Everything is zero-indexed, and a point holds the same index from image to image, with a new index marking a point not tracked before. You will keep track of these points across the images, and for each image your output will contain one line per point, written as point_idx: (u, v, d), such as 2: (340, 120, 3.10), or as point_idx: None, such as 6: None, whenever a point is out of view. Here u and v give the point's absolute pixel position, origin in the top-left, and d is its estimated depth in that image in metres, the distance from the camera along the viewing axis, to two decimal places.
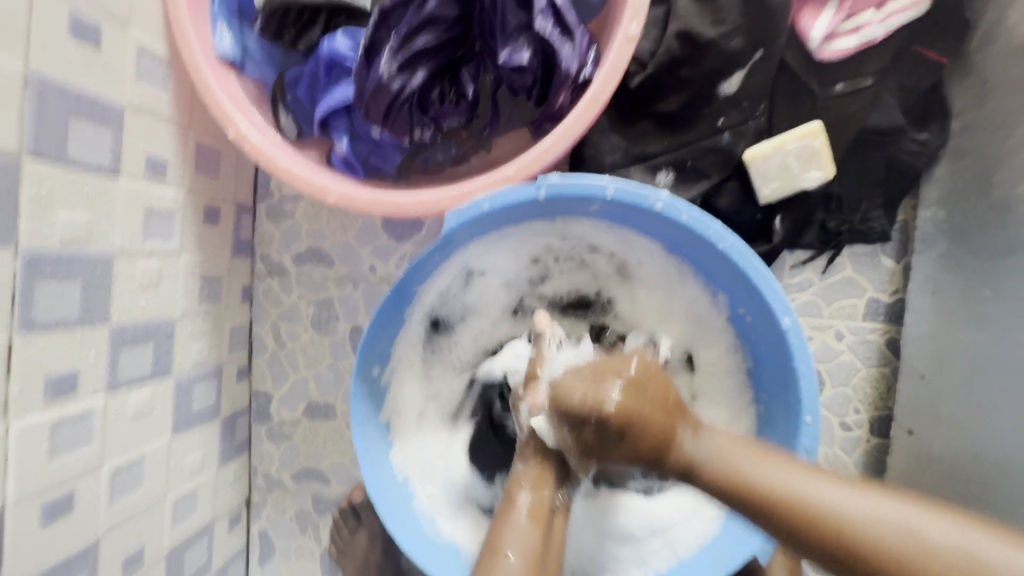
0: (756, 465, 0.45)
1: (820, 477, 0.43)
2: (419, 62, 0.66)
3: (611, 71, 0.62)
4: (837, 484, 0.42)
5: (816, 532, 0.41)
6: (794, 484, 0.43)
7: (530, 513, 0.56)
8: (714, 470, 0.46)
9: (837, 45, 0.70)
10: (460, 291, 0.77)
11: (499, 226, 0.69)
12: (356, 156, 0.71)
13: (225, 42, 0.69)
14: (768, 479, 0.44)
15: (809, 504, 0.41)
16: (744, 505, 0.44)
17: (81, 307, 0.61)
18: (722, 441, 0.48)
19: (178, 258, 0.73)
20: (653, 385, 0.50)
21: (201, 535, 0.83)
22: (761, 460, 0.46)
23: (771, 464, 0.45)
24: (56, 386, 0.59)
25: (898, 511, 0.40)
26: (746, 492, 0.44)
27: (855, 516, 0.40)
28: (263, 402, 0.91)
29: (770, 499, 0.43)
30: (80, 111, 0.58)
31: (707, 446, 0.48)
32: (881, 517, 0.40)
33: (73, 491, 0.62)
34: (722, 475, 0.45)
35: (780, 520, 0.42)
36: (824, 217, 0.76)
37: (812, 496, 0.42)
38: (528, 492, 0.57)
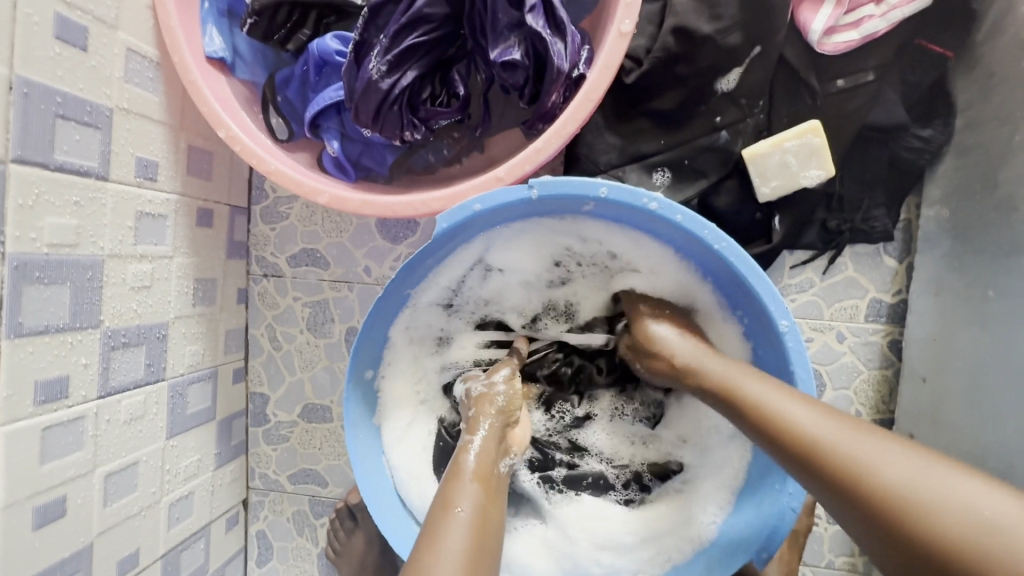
0: (749, 378, 0.54)
1: (816, 410, 0.49)
2: (409, 62, 0.65)
3: (604, 69, 0.60)
4: (832, 417, 0.47)
5: (797, 449, 0.47)
6: (786, 407, 0.50)
7: (477, 472, 0.57)
8: (715, 383, 0.57)
9: (837, 39, 0.68)
10: (478, 284, 0.76)
11: (506, 224, 0.69)
12: (347, 158, 0.71)
13: (215, 43, 0.69)
14: (764, 398, 0.52)
15: (795, 424, 0.48)
16: (738, 413, 0.53)
17: (71, 312, 0.60)
18: (731, 364, 0.57)
19: (171, 261, 0.73)
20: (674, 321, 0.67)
21: (198, 537, 0.83)
22: (763, 383, 0.53)
23: (768, 388, 0.53)
24: (47, 391, 0.59)
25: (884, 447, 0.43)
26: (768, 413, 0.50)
27: (835, 440, 0.45)
28: (259, 403, 0.91)
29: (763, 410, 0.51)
30: (67, 115, 0.58)
31: (720, 364, 0.58)
32: (865, 444, 0.44)
33: (65, 495, 0.62)
34: (724, 384, 0.56)
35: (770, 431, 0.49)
36: (824, 216, 0.75)
37: (799, 417, 0.48)
38: (474, 454, 0.59)
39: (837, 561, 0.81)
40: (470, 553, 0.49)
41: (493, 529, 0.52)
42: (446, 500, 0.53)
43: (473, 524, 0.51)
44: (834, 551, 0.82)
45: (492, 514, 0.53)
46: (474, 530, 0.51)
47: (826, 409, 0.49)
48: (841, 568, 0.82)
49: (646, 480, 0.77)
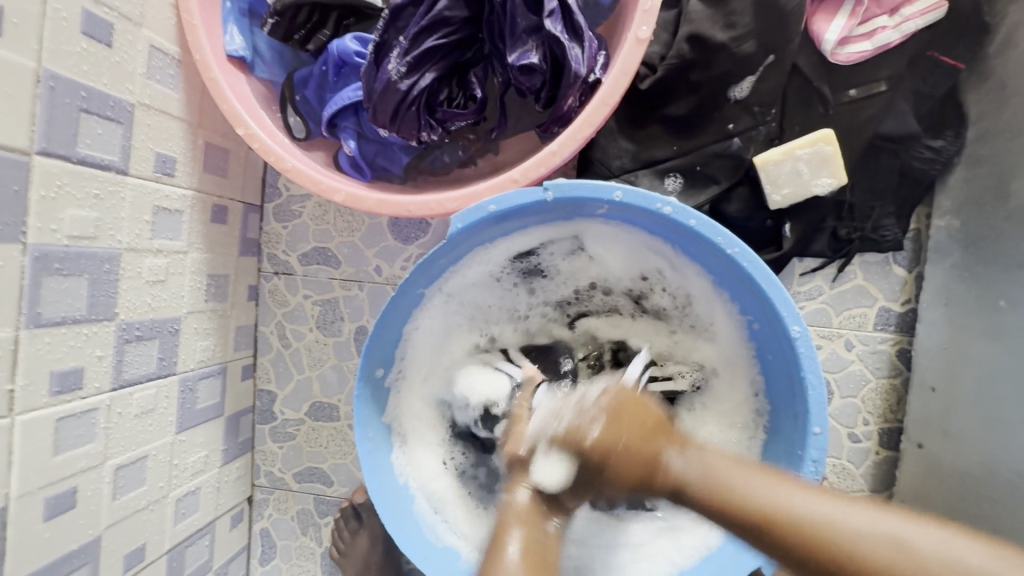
0: (721, 467, 0.46)
1: (819, 494, 0.42)
2: (428, 64, 0.66)
3: (620, 74, 0.61)
4: (844, 501, 0.41)
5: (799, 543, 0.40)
6: (798, 505, 0.41)
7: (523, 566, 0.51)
8: (700, 486, 0.45)
9: (850, 50, 0.69)
10: (560, 259, 0.75)
11: (552, 221, 0.69)
12: (364, 157, 0.72)
13: (236, 42, 0.70)
14: (762, 495, 0.43)
15: (816, 530, 0.40)
16: (705, 504, 0.45)
17: (88, 303, 0.61)
18: (710, 457, 0.47)
19: (185, 256, 0.73)
20: (632, 414, 0.51)
21: (203, 533, 0.83)
22: (757, 475, 0.44)
23: (787, 485, 0.43)
24: (62, 382, 0.59)
25: (894, 525, 0.39)
26: (735, 513, 0.43)
27: (869, 540, 0.39)
28: (267, 400, 0.91)
29: (764, 515, 0.42)
30: (91, 110, 0.58)
31: (693, 454, 0.48)
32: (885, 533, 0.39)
33: (75, 487, 0.62)
34: (710, 485, 0.45)
35: (766, 539, 0.41)
36: (834, 225, 0.76)
37: (810, 511, 0.41)
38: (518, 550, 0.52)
39: None
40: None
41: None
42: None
43: None
44: None
45: None
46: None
47: (831, 493, 0.42)
48: None
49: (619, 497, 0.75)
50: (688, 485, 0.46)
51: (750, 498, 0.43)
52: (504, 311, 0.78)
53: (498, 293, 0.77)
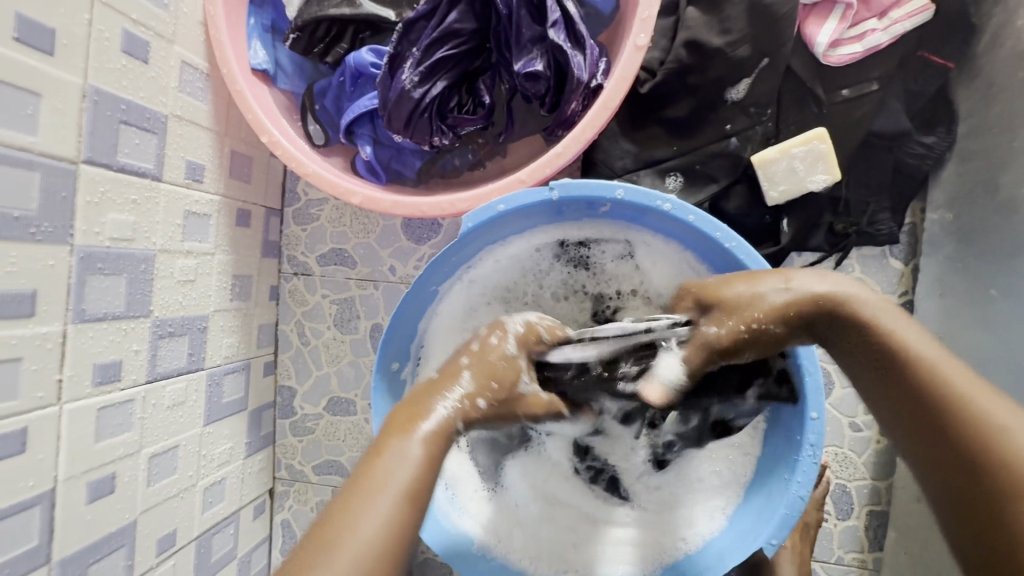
0: (880, 312, 0.51)
1: (957, 369, 0.47)
2: (439, 72, 0.70)
3: (620, 79, 0.65)
4: (993, 391, 0.46)
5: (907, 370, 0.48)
6: (923, 354, 0.48)
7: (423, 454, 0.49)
8: (834, 308, 0.52)
9: (841, 52, 0.72)
10: (609, 260, 0.77)
11: (567, 220, 0.73)
12: (379, 161, 0.76)
13: (259, 56, 0.75)
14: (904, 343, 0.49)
15: (927, 372, 0.47)
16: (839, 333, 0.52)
17: (126, 301, 0.65)
18: (847, 291, 0.53)
19: (212, 257, 0.78)
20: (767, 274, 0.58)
21: (228, 522, 0.87)
22: (895, 319, 0.51)
23: (930, 348, 0.49)
24: (104, 373, 0.64)
25: (1000, 408, 0.45)
26: (858, 326, 0.51)
27: (974, 399, 0.45)
28: (287, 396, 0.95)
29: (897, 352, 0.49)
30: (129, 121, 0.63)
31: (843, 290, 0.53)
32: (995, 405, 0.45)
33: (115, 473, 0.67)
34: (845, 317, 0.52)
35: (892, 372, 0.49)
36: (831, 220, 0.78)
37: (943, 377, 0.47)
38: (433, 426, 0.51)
39: (847, 558, 0.84)
40: (376, 557, 0.43)
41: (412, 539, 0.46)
42: (371, 465, 0.48)
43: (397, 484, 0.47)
44: (843, 547, 0.84)
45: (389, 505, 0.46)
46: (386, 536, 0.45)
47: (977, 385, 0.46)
48: (850, 564, 0.84)
49: (595, 483, 0.78)
50: (833, 319, 0.52)
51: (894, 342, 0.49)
52: (527, 300, 0.79)
53: (521, 281, 0.78)
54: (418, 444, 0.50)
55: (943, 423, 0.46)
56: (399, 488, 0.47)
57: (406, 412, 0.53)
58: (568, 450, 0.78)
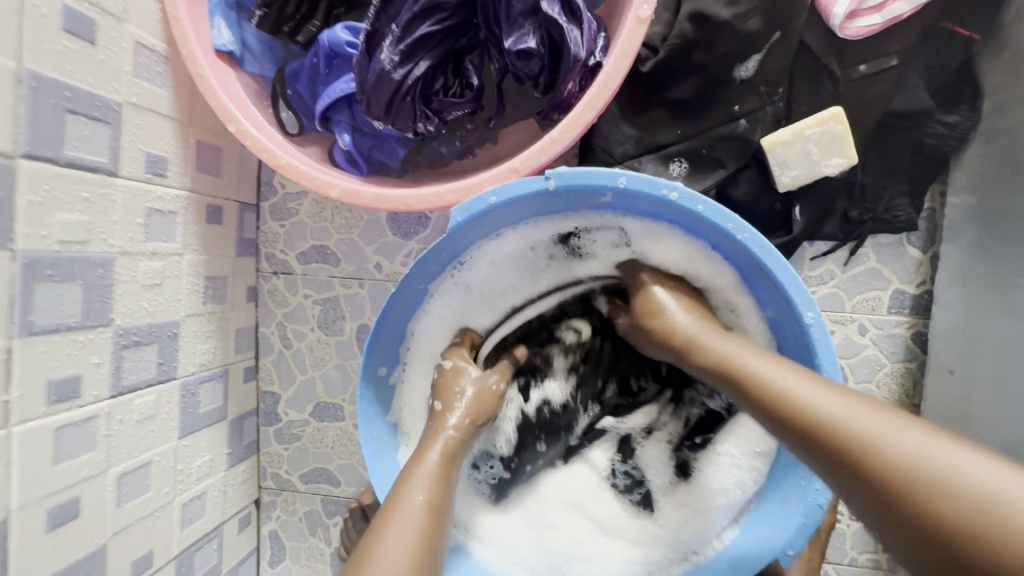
0: (769, 364, 0.51)
1: (847, 399, 0.45)
2: (422, 52, 0.64)
3: (621, 55, 0.59)
4: (895, 417, 0.43)
5: (797, 414, 0.47)
6: (813, 396, 0.47)
7: (433, 474, 0.57)
8: (723, 363, 0.55)
9: (859, 23, 0.66)
10: (602, 249, 0.71)
11: (563, 210, 0.67)
12: (359, 151, 0.69)
13: (224, 36, 0.68)
14: (793, 387, 0.48)
15: (816, 412, 0.46)
16: (740, 389, 0.52)
17: (82, 310, 0.60)
18: (740, 346, 0.55)
19: (181, 258, 0.72)
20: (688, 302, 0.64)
21: (211, 538, 0.82)
22: (782, 367, 0.51)
23: (821, 389, 0.47)
24: (59, 390, 0.58)
25: (894, 426, 0.42)
26: (749, 378, 0.52)
27: (867, 427, 0.42)
28: (271, 402, 0.90)
29: (785, 398, 0.48)
30: (76, 110, 0.57)
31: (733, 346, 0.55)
32: (882, 428, 0.42)
33: (78, 497, 0.61)
34: (731, 367, 0.54)
35: (785, 419, 0.48)
36: (846, 206, 0.73)
37: (832, 409, 0.45)
38: (436, 455, 0.59)
39: (861, 558, 0.81)
40: (416, 551, 0.50)
41: (437, 544, 0.52)
42: (399, 490, 0.55)
43: (423, 508, 0.53)
44: (856, 547, 0.81)
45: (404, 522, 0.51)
46: (420, 532, 0.51)
47: (875, 405, 0.45)
48: (864, 565, 0.81)
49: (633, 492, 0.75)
50: (731, 374, 0.53)
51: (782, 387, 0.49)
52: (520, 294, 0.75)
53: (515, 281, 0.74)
54: (432, 459, 0.59)
55: (848, 461, 0.42)
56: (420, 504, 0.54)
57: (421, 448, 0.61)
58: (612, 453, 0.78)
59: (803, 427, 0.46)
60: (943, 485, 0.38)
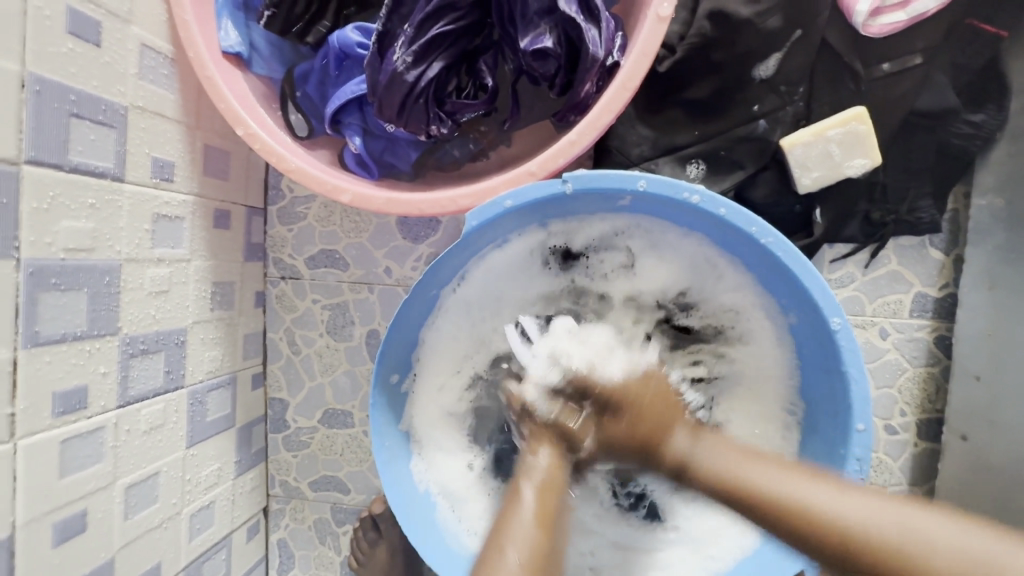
0: (755, 469, 0.48)
1: (846, 492, 0.44)
2: (435, 52, 0.62)
3: (640, 56, 0.57)
4: (905, 508, 0.42)
5: (814, 531, 0.43)
6: (817, 499, 0.44)
7: (535, 518, 0.52)
8: (711, 475, 0.50)
9: (884, 20, 0.64)
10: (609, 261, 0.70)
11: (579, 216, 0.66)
12: (370, 154, 0.68)
13: (231, 37, 0.66)
14: (773, 486, 0.46)
15: (836, 521, 0.42)
16: (747, 509, 0.47)
17: (89, 319, 0.58)
18: (720, 449, 0.52)
19: (188, 264, 0.70)
20: (659, 396, 0.58)
21: (219, 547, 0.81)
22: (766, 465, 0.48)
23: (824, 488, 0.45)
24: (66, 401, 0.57)
25: (913, 519, 0.41)
26: (739, 492, 0.47)
27: (897, 532, 0.41)
28: (279, 409, 0.89)
29: (792, 511, 0.44)
30: (81, 114, 0.55)
31: (710, 449, 0.52)
32: (910, 528, 0.40)
33: (85, 510, 0.60)
34: (717, 477, 0.49)
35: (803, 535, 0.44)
36: (867, 208, 0.71)
37: (822, 502, 0.44)
38: (533, 491, 0.54)
39: None
40: None
41: None
42: (491, 550, 0.50)
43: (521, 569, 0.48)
44: None
45: None
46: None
47: (845, 487, 0.45)
48: None
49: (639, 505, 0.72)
50: (720, 487, 0.49)
51: (760, 489, 0.46)
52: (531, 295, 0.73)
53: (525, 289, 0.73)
54: (531, 496, 0.54)
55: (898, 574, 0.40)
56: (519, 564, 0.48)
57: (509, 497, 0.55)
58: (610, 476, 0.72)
59: (826, 541, 0.42)
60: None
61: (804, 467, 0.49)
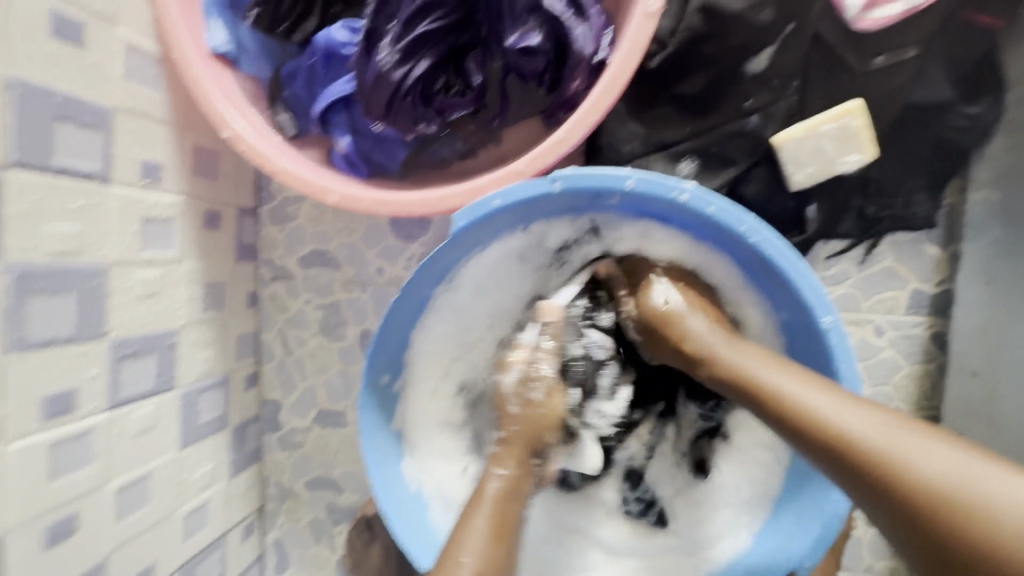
0: (775, 369, 0.51)
1: (854, 403, 0.46)
2: (422, 50, 0.62)
3: (631, 51, 0.56)
4: (916, 434, 0.42)
5: (805, 423, 0.46)
6: (814, 401, 0.47)
7: (494, 523, 0.55)
8: (731, 370, 0.54)
9: (878, 13, 0.63)
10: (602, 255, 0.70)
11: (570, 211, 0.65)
12: (358, 153, 0.67)
13: (219, 37, 0.66)
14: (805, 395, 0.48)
15: (826, 422, 0.45)
16: (755, 400, 0.51)
17: (77, 321, 0.58)
18: (748, 351, 0.55)
19: (178, 265, 0.70)
20: (699, 304, 0.62)
21: (213, 548, 0.81)
22: (782, 370, 0.51)
23: (833, 396, 0.47)
24: (54, 405, 0.57)
25: (911, 438, 0.42)
26: (759, 389, 0.51)
27: (883, 441, 0.42)
28: (273, 409, 0.88)
29: (789, 403, 0.48)
30: (66, 116, 0.55)
31: (737, 350, 0.55)
32: (906, 442, 0.41)
33: (76, 512, 0.60)
34: (738, 371, 0.53)
35: (797, 433, 0.47)
36: (861, 204, 0.70)
37: (829, 412, 0.45)
38: (495, 496, 0.57)
39: (878, 565, 0.78)
40: None
41: None
42: (452, 551, 0.53)
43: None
44: (873, 554, 0.78)
45: None
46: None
47: (855, 400, 0.46)
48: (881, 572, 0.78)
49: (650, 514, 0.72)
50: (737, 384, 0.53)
51: (778, 390, 0.49)
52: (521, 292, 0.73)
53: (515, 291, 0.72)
54: (479, 522, 0.54)
55: (868, 479, 0.42)
56: (472, 574, 0.52)
57: (468, 507, 0.57)
58: (619, 483, 0.75)
59: (814, 433, 0.46)
60: (975, 510, 0.37)
61: (825, 378, 0.50)
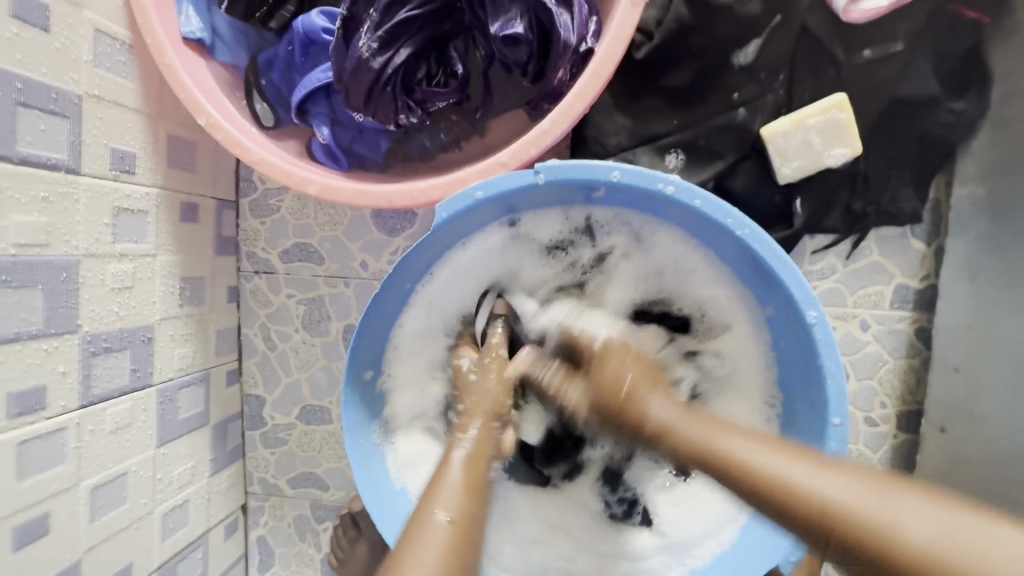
0: (739, 442, 0.44)
1: (827, 466, 0.40)
2: (402, 38, 0.60)
3: (615, 41, 0.55)
4: (902, 496, 0.37)
5: (786, 500, 0.40)
6: (787, 471, 0.41)
7: (464, 479, 0.53)
8: (688, 445, 0.46)
9: (866, 5, 0.63)
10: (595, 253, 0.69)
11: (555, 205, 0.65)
12: (339, 145, 0.66)
13: (192, 23, 0.63)
14: (769, 468, 0.41)
15: (806, 496, 0.39)
16: (730, 481, 0.43)
17: (45, 316, 0.56)
18: (684, 415, 0.48)
19: (154, 259, 0.68)
20: (625, 356, 0.55)
21: (195, 546, 0.80)
22: (738, 436, 0.45)
23: (807, 464, 0.41)
24: (22, 403, 0.55)
25: (895, 502, 0.36)
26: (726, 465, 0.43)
27: (870, 512, 0.36)
28: (255, 406, 0.87)
29: (767, 479, 0.41)
30: (30, 103, 0.53)
31: (689, 419, 0.47)
32: (894, 505, 0.36)
33: (47, 512, 0.59)
34: (702, 446, 0.45)
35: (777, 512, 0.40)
36: (848, 198, 0.70)
37: (804, 481, 0.40)
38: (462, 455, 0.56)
39: None
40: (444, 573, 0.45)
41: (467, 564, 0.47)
42: (423, 504, 0.50)
43: (450, 525, 0.48)
44: None
45: (423, 553, 0.45)
46: (451, 542, 0.47)
47: (830, 462, 0.41)
48: None
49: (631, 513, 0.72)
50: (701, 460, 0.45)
51: (747, 463, 0.42)
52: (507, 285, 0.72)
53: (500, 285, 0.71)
54: (460, 461, 0.55)
55: (867, 559, 0.36)
56: (448, 522, 0.48)
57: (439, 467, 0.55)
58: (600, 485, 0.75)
59: (795, 511, 0.39)
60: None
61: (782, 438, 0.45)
